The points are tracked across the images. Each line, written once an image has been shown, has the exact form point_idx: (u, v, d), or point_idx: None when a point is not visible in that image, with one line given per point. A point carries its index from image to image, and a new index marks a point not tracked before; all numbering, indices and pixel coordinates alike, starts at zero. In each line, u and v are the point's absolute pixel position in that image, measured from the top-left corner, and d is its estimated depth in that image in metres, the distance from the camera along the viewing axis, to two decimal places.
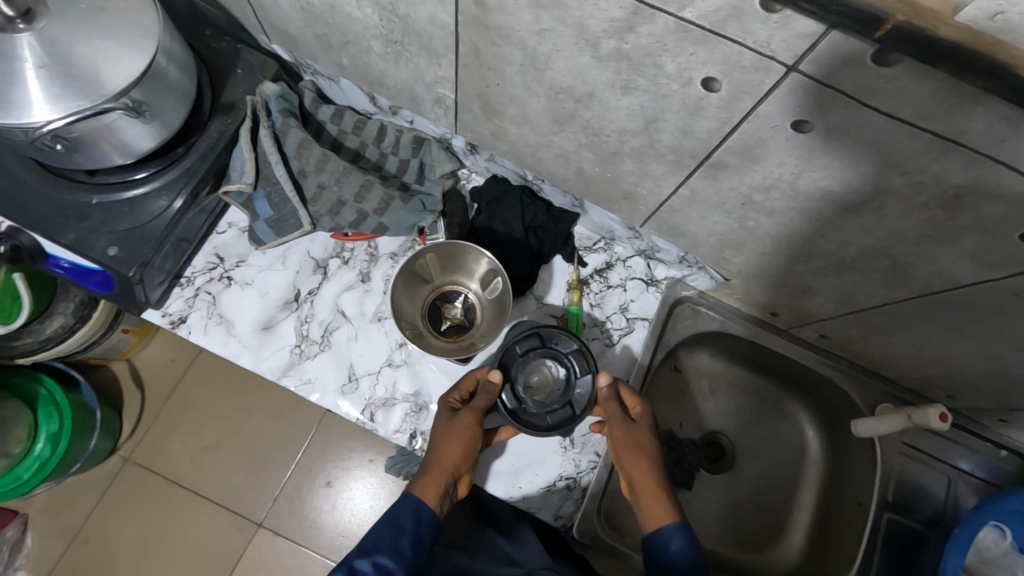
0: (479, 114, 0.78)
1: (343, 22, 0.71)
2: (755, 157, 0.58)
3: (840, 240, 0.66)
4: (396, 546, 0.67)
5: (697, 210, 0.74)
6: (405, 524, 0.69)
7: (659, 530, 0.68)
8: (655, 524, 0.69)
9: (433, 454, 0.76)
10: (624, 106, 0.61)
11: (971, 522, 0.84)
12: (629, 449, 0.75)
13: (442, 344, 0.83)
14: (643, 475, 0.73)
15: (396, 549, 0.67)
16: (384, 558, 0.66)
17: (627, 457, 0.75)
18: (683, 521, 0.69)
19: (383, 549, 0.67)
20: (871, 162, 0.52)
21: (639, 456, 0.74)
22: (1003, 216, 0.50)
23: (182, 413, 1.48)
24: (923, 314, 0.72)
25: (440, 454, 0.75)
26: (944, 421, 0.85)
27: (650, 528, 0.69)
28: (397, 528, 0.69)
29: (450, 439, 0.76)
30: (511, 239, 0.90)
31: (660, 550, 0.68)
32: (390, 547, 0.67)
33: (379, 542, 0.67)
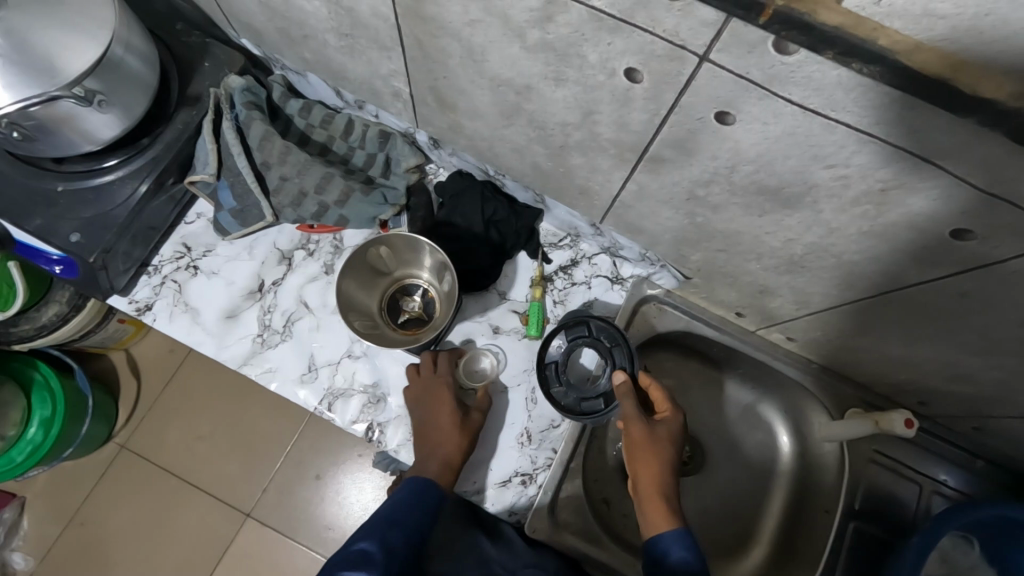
0: (435, 108, 0.78)
1: (296, 15, 0.72)
2: (689, 150, 0.58)
3: (784, 237, 0.64)
4: (421, 522, 0.71)
5: (647, 205, 0.73)
6: (429, 501, 0.73)
7: (659, 535, 0.69)
8: (658, 528, 0.70)
9: (451, 447, 0.78)
10: (561, 98, 0.60)
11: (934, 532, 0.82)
12: (642, 451, 0.75)
13: (398, 335, 0.84)
14: (651, 477, 0.73)
15: (422, 527, 0.71)
16: (409, 533, 0.70)
17: (639, 458, 0.75)
18: (686, 530, 0.69)
19: (411, 524, 0.71)
20: (797, 155, 0.51)
21: (649, 459, 0.74)
22: (931, 211, 0.49)
23: (173, 402, 1.51)
24: (878, 314, 0.70)
25: (457, 449, 0.78)
26: (909, 428, 0.83)
27: (651, 533, 0.70)
28: (422, 506, 0.73)
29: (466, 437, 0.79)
30: (468, 234, 0.90)
31: (659, 556, 0.69)
32: (416, 522, 0.71)
33: (407, 517, 0.71)
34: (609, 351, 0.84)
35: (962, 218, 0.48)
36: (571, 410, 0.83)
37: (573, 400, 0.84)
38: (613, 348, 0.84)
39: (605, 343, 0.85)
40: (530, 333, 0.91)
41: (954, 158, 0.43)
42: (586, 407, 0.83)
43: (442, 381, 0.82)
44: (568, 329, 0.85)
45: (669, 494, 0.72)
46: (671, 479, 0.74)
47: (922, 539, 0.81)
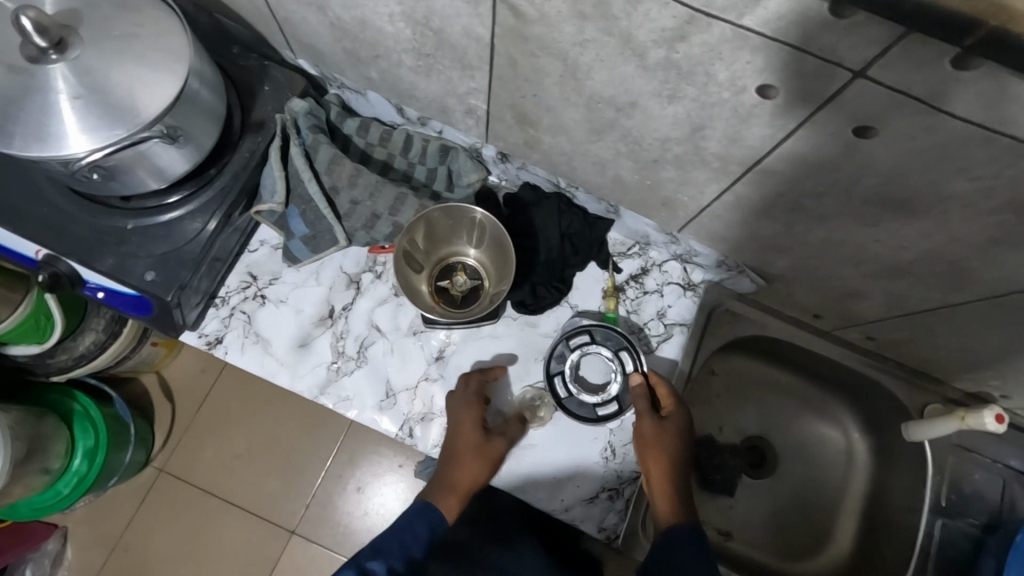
0: (512, 124, 0.76)
1: (373, 36, 0.69)
2: (808, 163, 0.56)
3: (894, 244, 0.63)
4: (407, 550, 0.71)
5: (739, 216, 0.72)
6: (419, 534, 0.72)
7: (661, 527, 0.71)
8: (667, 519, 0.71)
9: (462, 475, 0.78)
10: (666, 115, 0.59)
11: None
12: (651, 445, 0.77)
13: (433, 304, 0.82)
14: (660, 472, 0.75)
15: (409, 556, 0.71)
16: (395, 561, 0.69)
17: (648, 453, 0.77)
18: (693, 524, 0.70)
19: (396, 551, 0.70)
20: (937, 166, 0.49)
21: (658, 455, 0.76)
22: None
23: (214, 424, 1.48)
24: (983, 314, 0.69)
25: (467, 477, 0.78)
26: (1000, 424, 0.82)
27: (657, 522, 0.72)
28: (411, 534, 0.72)
29: (476, 465, 0.79)
30: (542, 249, 0.88)
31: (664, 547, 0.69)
32: (401, 549, 0.71)
33: (394, 544, 0.71)
34: (615, 355, 0.86)
35: None
36: (590, 417, 0.85)
37: (588, 408, 0.86)
38: (619, 351, 0.86)
39: (610, 348, 0.86)
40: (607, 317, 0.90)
41: None
42: (602, 411, 0.86)
43: (467, 400, 0.82)
44: (570, 340, 0.86)
45: (672, 488, 0.74)
46: (676, 476, 0.75)
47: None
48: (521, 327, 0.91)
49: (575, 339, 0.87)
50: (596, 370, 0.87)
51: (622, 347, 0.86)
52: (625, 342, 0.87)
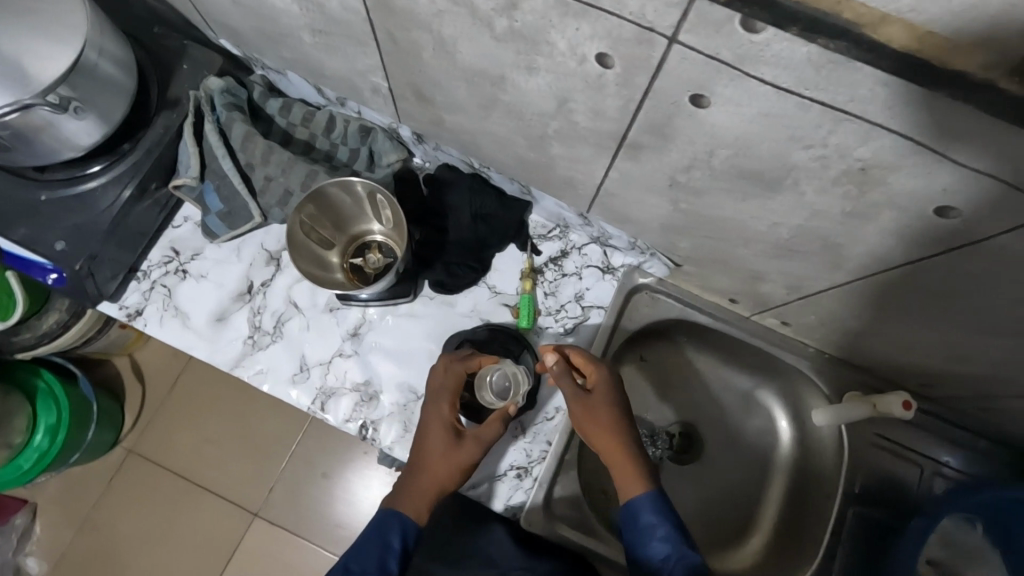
0: (414, 102, 0.76)
1: (271, 13, 0.71)
2: (667, 135, 0.56)
3: (771, 221, 0.63)
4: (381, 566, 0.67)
5: (632, 194, 0.72)
6: (393, 544, 0.68)
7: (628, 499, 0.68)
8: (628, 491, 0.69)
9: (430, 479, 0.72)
10: (535, 89, 0.59)
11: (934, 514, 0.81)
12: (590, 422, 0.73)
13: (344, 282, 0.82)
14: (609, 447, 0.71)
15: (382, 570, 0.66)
16: None
17: (590, 433, 0.73)
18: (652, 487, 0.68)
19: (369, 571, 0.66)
20: (773, 136, 0.49)
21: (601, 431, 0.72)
22: (914, 190, 0.47)
23: (182, 407, 1.51)
24: (869, 295, 0.69)
25: (433, 480, 0.72)
26: (908, 410, 0.83)
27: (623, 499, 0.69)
28: (384, 547, 0.68)
29: (443, 467, 0.72)
30: (454, 228, 0.89)
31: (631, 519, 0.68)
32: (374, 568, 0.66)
33: (363, 563, 0.66)
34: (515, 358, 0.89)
35: (943, 195, 0.46)
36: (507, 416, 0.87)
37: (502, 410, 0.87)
38: (506, 343, 0.89)
39: (494, 345, 0.89)
40: (521, 325, 0.91)
41: (936, 133, 0.41)
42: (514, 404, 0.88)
43: (436, 396, 0.75)
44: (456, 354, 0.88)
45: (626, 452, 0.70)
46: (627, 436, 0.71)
47: (926, 521, 0.81)
48: (438, 307, 0.91)
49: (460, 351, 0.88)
50: None
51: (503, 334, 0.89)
52: (505, 329, 0.90)
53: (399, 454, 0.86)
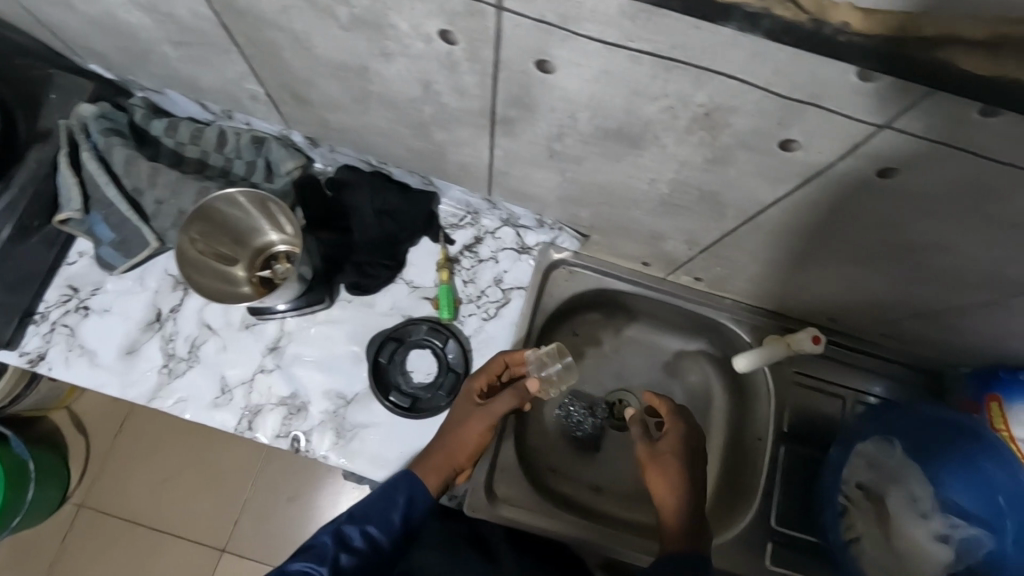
0: (294, 105, 0.75)
1: (128, 29, 0.69)
2: (530, 106, 0.57)
3: (648, 177, 0.64)
4: (385, 519, 0.71)
5: (520, 170, 0.73)
6: (397, 499, 0.73)
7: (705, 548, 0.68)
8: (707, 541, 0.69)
9: (445, 449, 0.78)
10: (396, 75, 0.59)
11: None
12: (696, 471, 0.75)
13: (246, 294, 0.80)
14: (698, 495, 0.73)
15: (385, 522, 0.71)
16: (373, 526, 0.71)
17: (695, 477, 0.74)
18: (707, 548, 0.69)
19: (373, 519, 0.71)
20: (620, 93, 0.50)
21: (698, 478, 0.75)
22: (757, 127, 0.49)
23: (132, 452, 1.45)
24: (756, 238, 0.71)
25: (448, 451, 0.78)
26: (818, 343, 0.87)
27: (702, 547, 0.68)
28: (390, 500, 0.73)
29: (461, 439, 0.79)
30: (360, 228, 0.88)
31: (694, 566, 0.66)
32: (378, 518, 0.71)
33: (367, 510, 0.71)
34: (442, 349, 0.89)
35: (781, 128, 0.48)
36: (440, 401, 0.88)
37: (432, 395, 0.88)
38: (430, 334, 0.90)
39: (416, 337, 0.89)
40: (442, 316, 0.90)
41: (752, 71, 0.43)
42: (446, 386, 0.88)
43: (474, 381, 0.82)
44: (381, 354, 0.88)
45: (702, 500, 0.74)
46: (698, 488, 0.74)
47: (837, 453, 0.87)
48: (356, 309, 0.90)
49: (383, 353, 0.88)
50: (419, 361, 0.90)
51: (425, 327, 0.90)
52: (427, 322, 0.90)
53: (334, 460, 0.86)
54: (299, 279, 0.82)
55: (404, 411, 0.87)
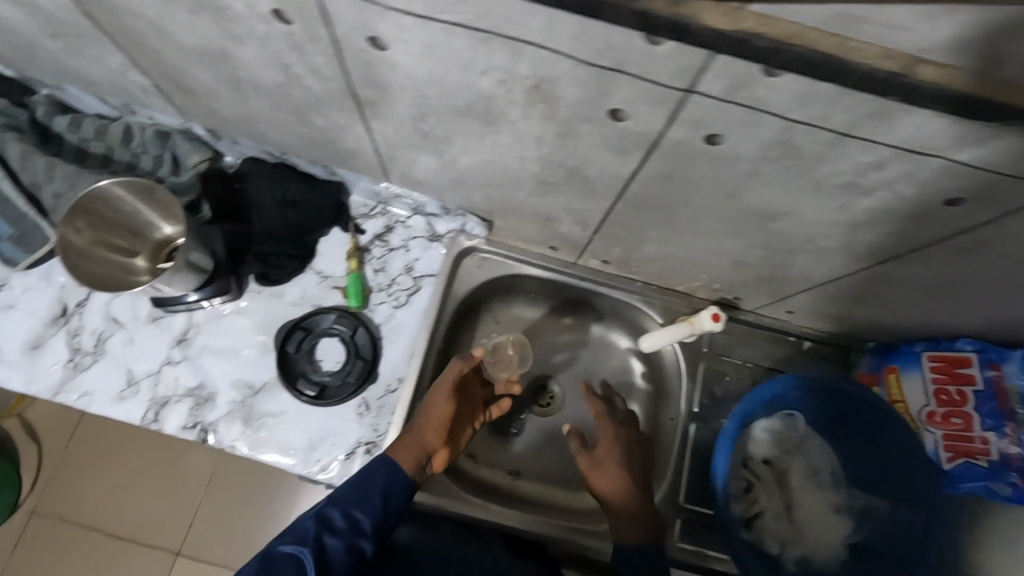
0: (183, 96, 0.76)
1: (6, 23, 0.70)
2: (382, 86, 0.58)
3: (515, 156, 0.65)
4: (365, 502, 0.71)
5: (405, 154, 0.74)
6: (375, 482, 0.73)
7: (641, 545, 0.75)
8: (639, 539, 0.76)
9: (414, 428, 0.78)
10: (254, 59, 0.60)
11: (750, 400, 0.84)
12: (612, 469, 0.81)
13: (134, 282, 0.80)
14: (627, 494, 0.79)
15: (366, 504, 0.71)
16: (355, 509, 0.71)
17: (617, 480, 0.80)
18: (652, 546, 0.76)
19: (354, 502, 0.71)
20: (452, 67, 0.51)
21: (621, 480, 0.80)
22: (584, 98, 0.50)
23: (89, 458, 1.43)
24: (637, 216, 0.73)
25: (417, 433, 0.78)
26: (716, 321, 0.88)
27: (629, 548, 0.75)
28: (369, 483, 0.73)
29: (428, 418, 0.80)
30: (264, 219, 0.89)
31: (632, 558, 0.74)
32: (359, 501, 0.71)
33: (348, 494, 0.72)
34: (350, 336, 0.90)
35: (604, 98, 0.49)
36: (349, 387, 0.89)
37: (341, 381, 0.89)
38: (338, 322, 0.90)
39: (323, 326, 0.90)
40: (351, 304, 0.91)
41: (555, 39, 0.44)
42: (354, 372, 0.89)
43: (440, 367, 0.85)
44: (289, 344, 0.89)
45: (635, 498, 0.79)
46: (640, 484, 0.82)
47: (731, 424, 0.82)
48: (265, 300, 0.91)
49: (291, 342, 0.89)
50: (328, 349, 0.91)
51: (333, 316, 0.90)
52: (335, 312, 0.91)
53: (241, 450, 0.86)
54: (196, 269, 0.83)
55: (311, 399, 0.87)
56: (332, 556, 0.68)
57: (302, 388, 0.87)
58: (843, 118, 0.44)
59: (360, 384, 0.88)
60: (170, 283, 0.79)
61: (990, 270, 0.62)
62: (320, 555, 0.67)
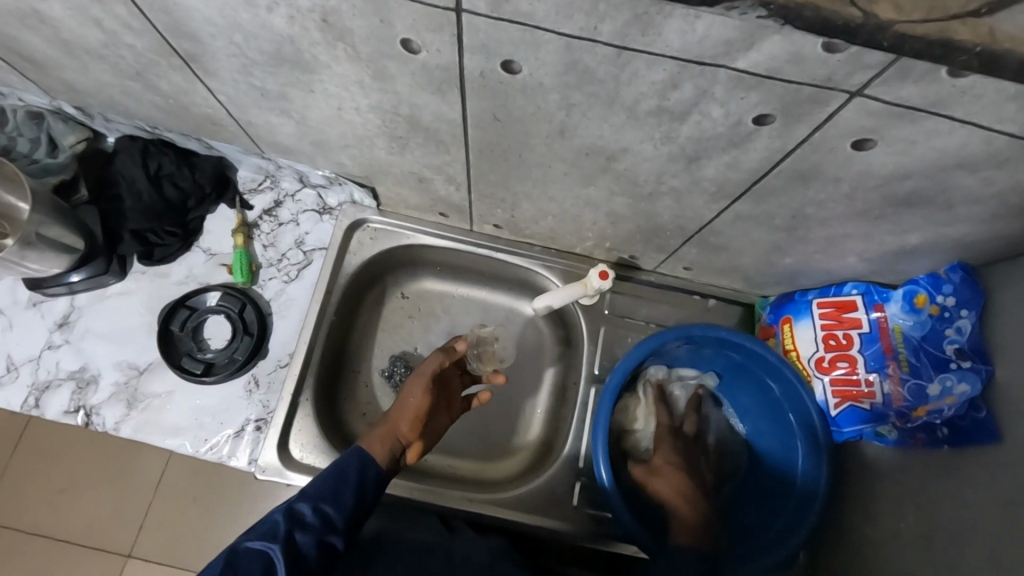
0: (31, 68, 0.75)
1: None
2: (193, 36, 0.57)
3: (351, 107, 0.63)
4: (337, 496, 0.66)
5: (258, 116, 0.72)
6: (349, 473, 0.67)
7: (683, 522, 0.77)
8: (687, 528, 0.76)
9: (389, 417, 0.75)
10: (65, 15, 0.59)
11: (635, 356, 0.82)
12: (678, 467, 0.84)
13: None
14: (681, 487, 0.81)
15: (337, 500, 0.65)
16: (326, 505, 0.65)
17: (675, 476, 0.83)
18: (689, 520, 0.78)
19: (326, 497, 0.65)
20: (238, 6, 0.50)
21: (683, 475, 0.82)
22: (371, 30, 0.49)
23: (11, 465, 1.23)
24: (497, 168, 0.71)
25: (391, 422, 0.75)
26: (604, 279, 0.86)
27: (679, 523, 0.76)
28: (341, 477, 0.67)
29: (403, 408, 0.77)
30: (133, 194, 0.87)
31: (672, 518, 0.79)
32: (331, 495, 0.65)
33: (320, 488, 0.65)
34: (236, 313, 0.88)
35: (387, 27, 0.48)
36: (234, 364, 0.86)
37: (226, 359, 0.86)
38: (226, 299, 0.89)
39: (209, 306, 0.88)
40: (238, 280, 0.90)
41: None
42: (240, 349, 0.87)
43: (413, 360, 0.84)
44: (173, 323, 0.87)
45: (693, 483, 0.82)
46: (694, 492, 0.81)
47: (616, 376, 0.80)
48: (150, 280, 0.90)
49: (175, 321, 0.87)
50: (215, 328, 0.89)
51: (217, 294, 0.89)
52: (220, 290, 0.89)
53: (125, 432, 0.83)
54: (61, 246, 0.82)
55: (193, 378, 0.85)
56: (303, 553, 0.62)
57: (185, 366, 0.85)
58: (609, 28, 0.42)
59: (244, 360, 0.86)
60: (25, 257, 0.79)
61: (835, 199, 0.60)
62: (293, 553, 0.62)
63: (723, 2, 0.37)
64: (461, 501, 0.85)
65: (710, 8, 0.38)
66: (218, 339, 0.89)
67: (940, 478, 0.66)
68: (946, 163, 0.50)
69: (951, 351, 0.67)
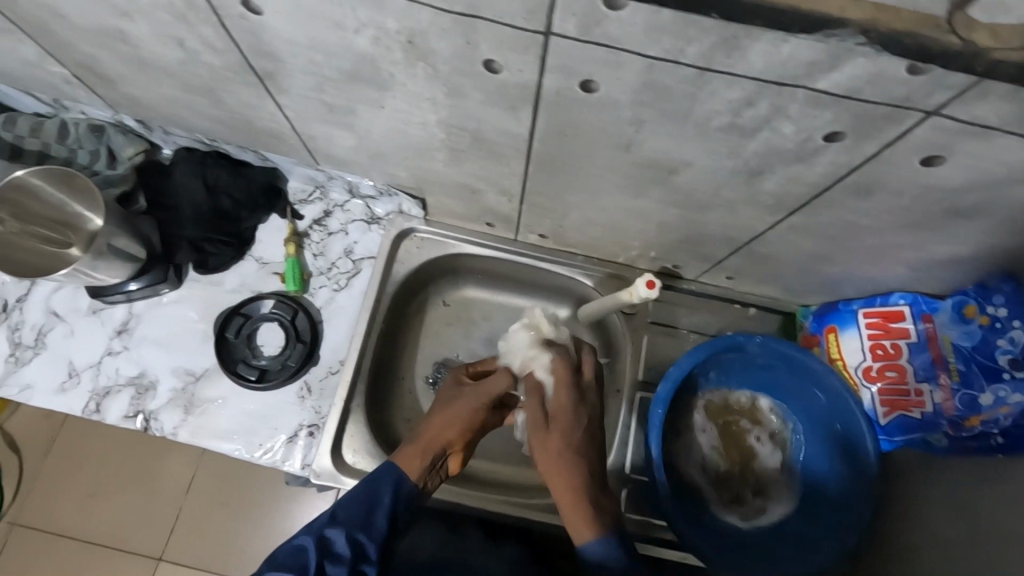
0: (100, 83, 0.77)
1: None
2: (273, 55, 0.59)
3: (417, 122, 0.65)
4: (370, 522, 0.62)
5: (321, 130, 0.74)
6: (383, 498, 0.64)
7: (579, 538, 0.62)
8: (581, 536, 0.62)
9: (431, 429, 0.70)
10: (148, 34, 0.61)
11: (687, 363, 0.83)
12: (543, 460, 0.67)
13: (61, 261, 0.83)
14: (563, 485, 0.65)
15: (368, 527, 0.62)
16: (359, 534, 0.61)
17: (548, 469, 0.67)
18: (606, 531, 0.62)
19: (357, 523, 0.62)
20: (326, 28, 0.52)
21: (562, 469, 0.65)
22: (455, 51, 0.51)
23: (55, 468, 1.26)
24: (552, 180, 0.73)
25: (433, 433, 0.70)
26: (651, 288, 0.83)
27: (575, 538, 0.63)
28: (373, 502, 0.64)
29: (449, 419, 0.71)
30: (189, 205, 0.89)
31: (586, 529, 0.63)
32: (363, 521, 0.62)
33: (351, 515, 0.62)
34: (289, 320, 0.90)
35: (472, 48, 0.50)
36: (288, 370, 0.88)
37: (281, 365, 0.88)
38: (280, 308, 0.91)
39: (263, 313, 0.90)
40: (291, 288, 0.92)
41: None
42: (294, 356, 0.89)
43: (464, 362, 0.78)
44: (228, 330, 0.89)
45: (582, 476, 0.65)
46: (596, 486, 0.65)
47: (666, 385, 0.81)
48: (204, 288, 0.92)
49: (230, 328, 0.89)
50: (270, 335, 0.91)
51: (272, 301, 0.91)
52: (273, 298, 0.92)
53: (182, 437, 0.85)
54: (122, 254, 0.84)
55: (249, 384, 0.87)
56: None
57: (241, 372, 0.87)
58: (695, 51, 0.44)
59: (297, 368, 0.88)
60: (94, 266, 0.81)
61: (893, 212, 0.61)
62: None
63: (822, 29, 0.38)
64: (506, 506, 0.86)
65: (808, 34, 0.39)
66: (272, 346, 0.91)
67: (986, 486, 0.67)
68: (1012, 178, 0.51)
69: (1003, 361, 0.69)
